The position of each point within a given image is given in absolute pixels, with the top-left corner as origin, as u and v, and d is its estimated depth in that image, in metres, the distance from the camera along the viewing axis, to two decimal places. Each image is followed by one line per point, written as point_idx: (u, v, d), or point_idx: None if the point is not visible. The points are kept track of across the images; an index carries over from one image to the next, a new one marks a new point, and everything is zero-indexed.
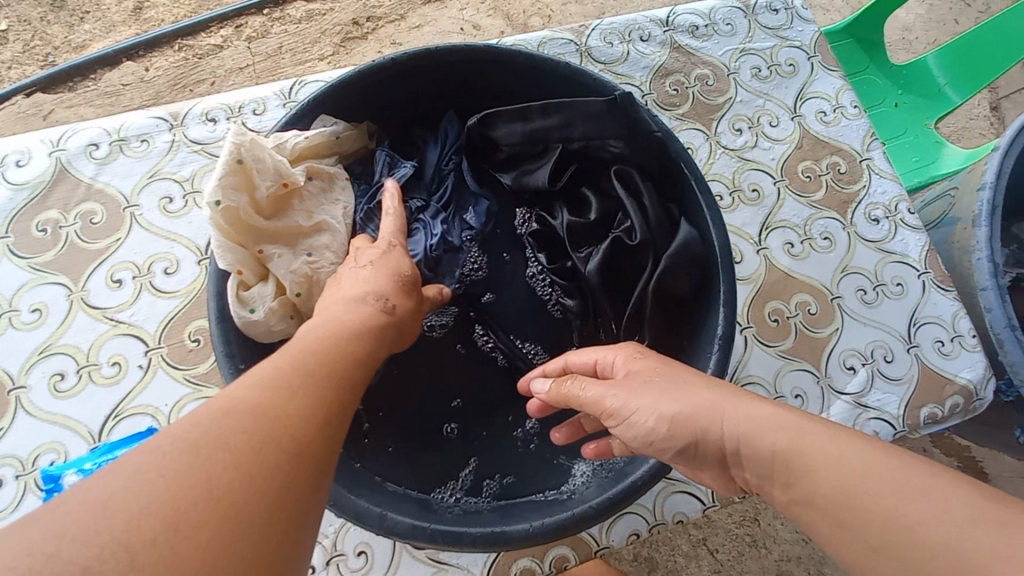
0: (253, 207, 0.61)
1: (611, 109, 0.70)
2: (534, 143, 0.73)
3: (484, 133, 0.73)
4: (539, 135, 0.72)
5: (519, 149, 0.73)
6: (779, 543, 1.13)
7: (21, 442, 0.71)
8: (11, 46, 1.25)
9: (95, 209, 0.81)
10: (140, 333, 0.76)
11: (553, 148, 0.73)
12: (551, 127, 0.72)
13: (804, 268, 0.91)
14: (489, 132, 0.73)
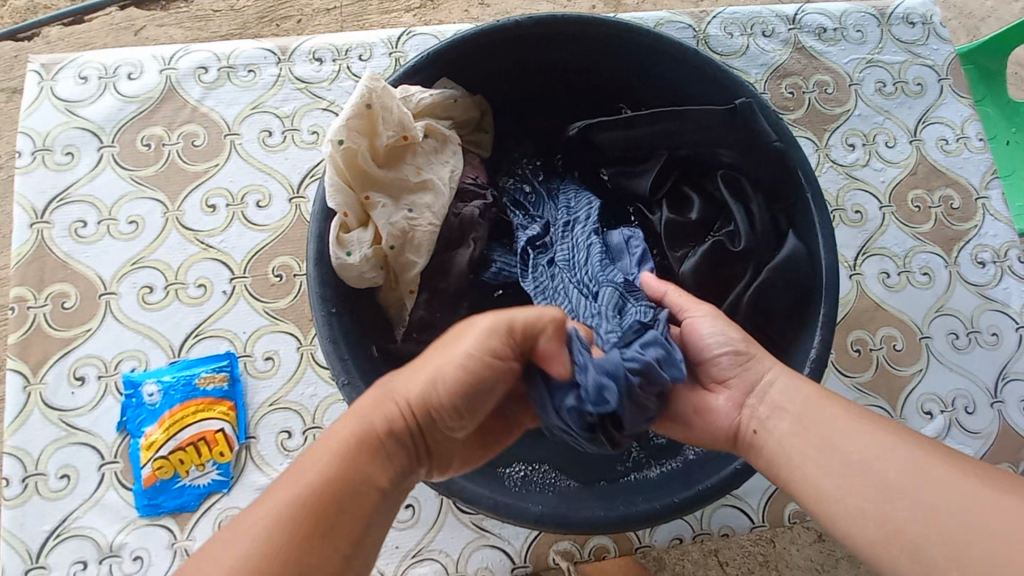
0: (371, 153, 0.62)
1: (731, 118, 0.65)
2: (638, 148, 0.69)
3: (587, 137, 0.71)
4: (644, 139, 0.69)
5: (621, 153, 0.70)
6: (792, 567, 0.94)
7: (106, 346, 0.74)
8: None
9: (198, 131, 0.82)
10: (226, 260, 0.78)
11: (660, 155, 0.69)
12: (660, 130, 0.68)
13: (895, 301, 0.86)
14: (592, 136, 0.70)
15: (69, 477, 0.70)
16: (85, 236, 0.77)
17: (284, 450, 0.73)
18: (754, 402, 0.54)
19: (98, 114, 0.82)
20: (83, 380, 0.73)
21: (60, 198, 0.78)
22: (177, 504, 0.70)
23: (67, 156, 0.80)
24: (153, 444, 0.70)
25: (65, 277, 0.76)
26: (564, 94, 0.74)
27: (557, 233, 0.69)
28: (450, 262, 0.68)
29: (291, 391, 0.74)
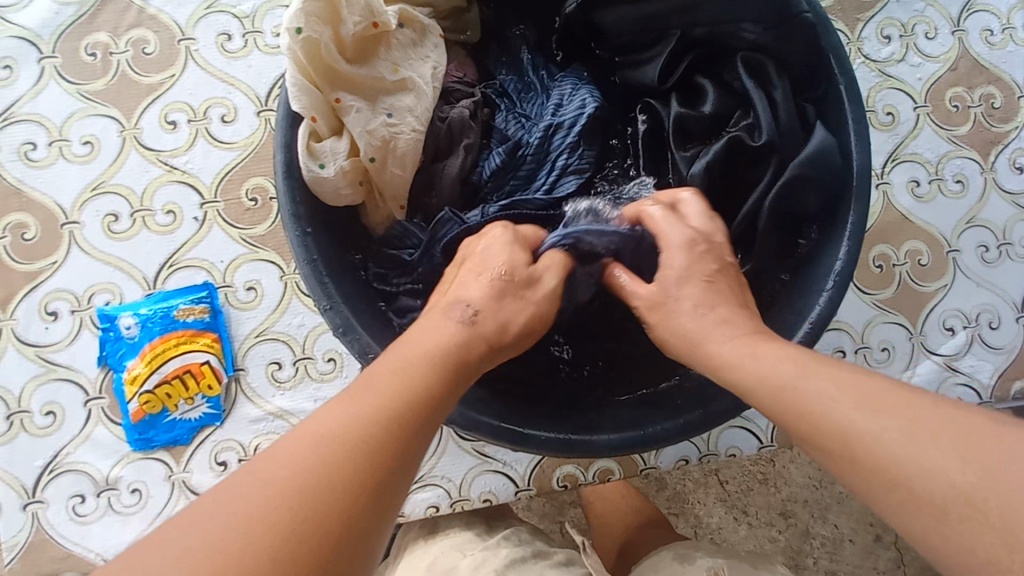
0: (336, 45, 0.54)
1: None
2: (647, 30, 0.61)
3: (589, 20, 0.62)
4: (655, 17, 0.60)
5: (629, 35, 0.61)
6: (791, 484, 0.93)
7: (75, 279, 0.69)
8: None
9: (148, 37, 0.72)
10: (194, 183, 0.71)
11: (672, 36, 0.60)
12: (673, 7, 0.59)
13: (924, 213, 0.80)
14: (593, 19, 0.62)
15: (55, 414, 0.67)
16: (37, 160, 0.70)
17: (275, 381, 0.70)
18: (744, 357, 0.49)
19: (32, 19, 0.72)
20: (55, 315, 0.68)
21: (3, 118, 0.71)
22: (169, 438, 0.68)
23: (4, 70, 0.71)
24: (137, 379, 0.67)
25: (22, 206, 0.70)
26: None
27: (535, 136, 0.62)
28: (437, 176, 0.61)
29: (277, 322, 0.70)
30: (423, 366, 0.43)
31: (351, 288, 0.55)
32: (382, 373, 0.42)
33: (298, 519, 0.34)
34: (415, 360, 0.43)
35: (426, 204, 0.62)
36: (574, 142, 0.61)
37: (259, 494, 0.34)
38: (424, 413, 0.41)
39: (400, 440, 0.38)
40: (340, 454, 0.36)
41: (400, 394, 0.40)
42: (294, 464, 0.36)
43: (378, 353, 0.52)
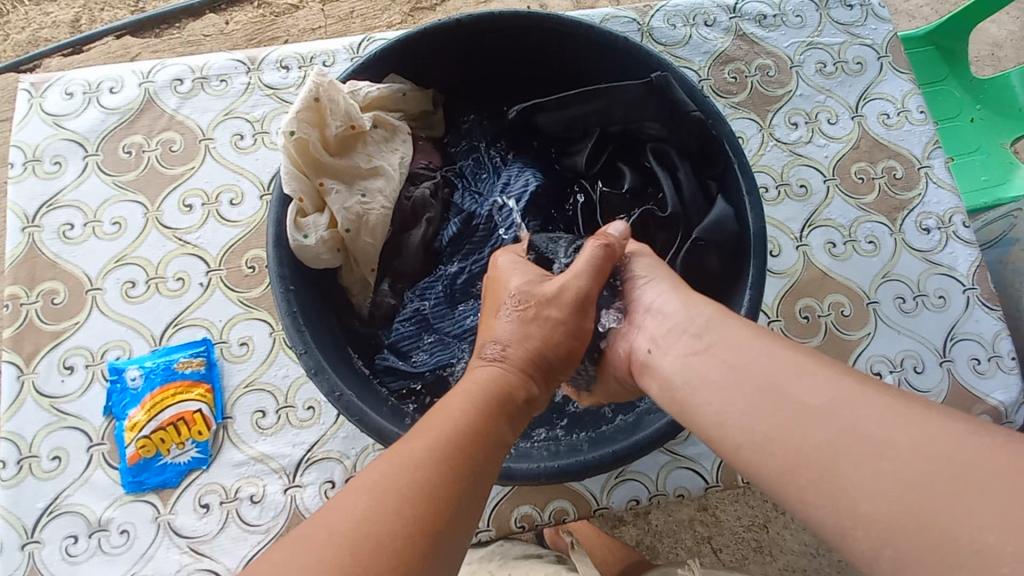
0: (321, 143, 0.68)
1: (649, 93, 0.70)
2: (573, 128, 0.75)
3: (527, 122, 0.77)
4: (577, 118, 0.74)
5: (560, 132, 0.76)
6: (786, 552, 0.97)
7: (92, 337, 0.79)
8: None
9: (175, 138, 0.88)
10: (202, 254, 0.83)
11: (593, 132, 0.75)
12: (589, 112, 0.73)
13: (842, 269, 0.90)
14: (530, 120, 0.77)
15: (60, 459, 0.75)
16: (73, 238, 0.83)
17: (259, 428, 0.77)
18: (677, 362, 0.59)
19: (82, 126, 0.88)
20: (72, 369, 0.78)
21: (50, 203, 0.85)
22: (159, 481, 0.75)
23: (55, 165, 0.86)
24: (136, 425, 0.75)
25: (54, 275, 0.82)
26: (505, 87, 0.80)
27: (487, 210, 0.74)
28: (404, 245, 0.73)
29: (265, 373, 0.80)
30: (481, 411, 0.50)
31: (325, 337, 0.65)
32: (437, 420, 0.48)
33: (375, 551, 0.39)
34: (466, 404, 0.50)
35: (394, 269, 0.73)
36: (520, 215, 0.73)
37: (334, 535, 0.40)
38: (482, 448, 0.48)
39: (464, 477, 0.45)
40: (407, 492, 0.42)
41: (455, 435, 0.47)
42: (363, 498, 0.42)
43: (344, 391, 0.61)
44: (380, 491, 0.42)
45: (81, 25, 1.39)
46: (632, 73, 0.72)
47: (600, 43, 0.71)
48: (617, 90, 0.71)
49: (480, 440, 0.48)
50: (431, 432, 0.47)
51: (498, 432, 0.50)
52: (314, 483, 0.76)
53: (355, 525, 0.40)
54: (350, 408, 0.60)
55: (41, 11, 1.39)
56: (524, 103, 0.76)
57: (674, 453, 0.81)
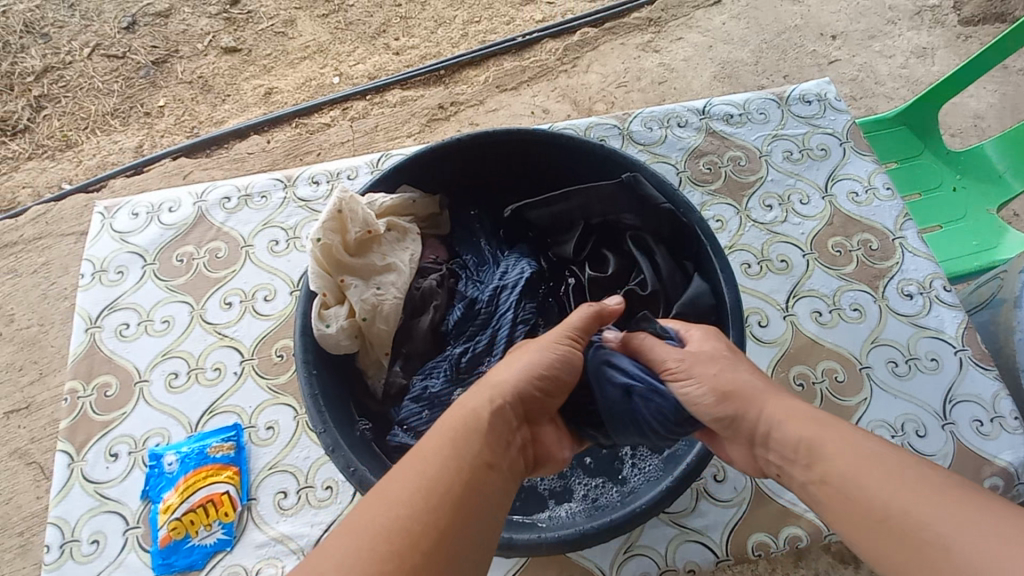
0: (343, 246, 0.79)
1: (621, 190, 0.81)
2: (560, 222, 0.86)
3: (520, 218, 0.88)
4: (562, 213, 0.85)
5: (549, 226, 0.87)
6: None
7: (137, 425, 0.88)
8: (167, 120, 1.67)
9: (220, 246, 1.02)
10: (238, 346, 0.93)
11: (578, 224, 0.85)
12: (572, 208, 0.84)
13: (831, 336, 0.94)
14: (523, 217, 0.88)
15: (98, 542, 0.80)
16: (128, 335, 0.95)
17: (280, 508, 0.82)
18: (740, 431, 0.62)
19: (143, 240, 1.03)
20: (116, 456, 0.86)
21: (111, 306, 0.98)
22: (187, 563, 0.79)
23: (119, 274, 1.00)
24: (170, 508, 0.81)
25: (109, 370, 0.92)
26: (500, 190, 0.91)
27: (486, 295, 0.82)
28: (414, 330, 0.82)
29: (288, 455, 0.86)
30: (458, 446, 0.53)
31: (343, 417, 0.72)
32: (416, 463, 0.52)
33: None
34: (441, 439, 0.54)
35: (405, 352, 0.82)
36: (516, 297, 0.81)
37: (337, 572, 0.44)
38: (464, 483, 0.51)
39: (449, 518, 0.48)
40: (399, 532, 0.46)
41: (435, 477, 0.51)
42: (354, 543, 0.46)
43: (358, 465, 0.67)
44: (370, 535, 0.46)
45: (143, 149, 1.62)
46: (607, 174, 0.83)
47: (577, 150, 0.83)
48: (593, 189, 0.83)
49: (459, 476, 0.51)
50: (417, 470, 0.51)
51: (484, 458, 0.53)
52: None
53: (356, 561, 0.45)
54: (364, 482, 0.66)
55: (110, 140, 1.64)
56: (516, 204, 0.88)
57: (682, 526, 0.81)
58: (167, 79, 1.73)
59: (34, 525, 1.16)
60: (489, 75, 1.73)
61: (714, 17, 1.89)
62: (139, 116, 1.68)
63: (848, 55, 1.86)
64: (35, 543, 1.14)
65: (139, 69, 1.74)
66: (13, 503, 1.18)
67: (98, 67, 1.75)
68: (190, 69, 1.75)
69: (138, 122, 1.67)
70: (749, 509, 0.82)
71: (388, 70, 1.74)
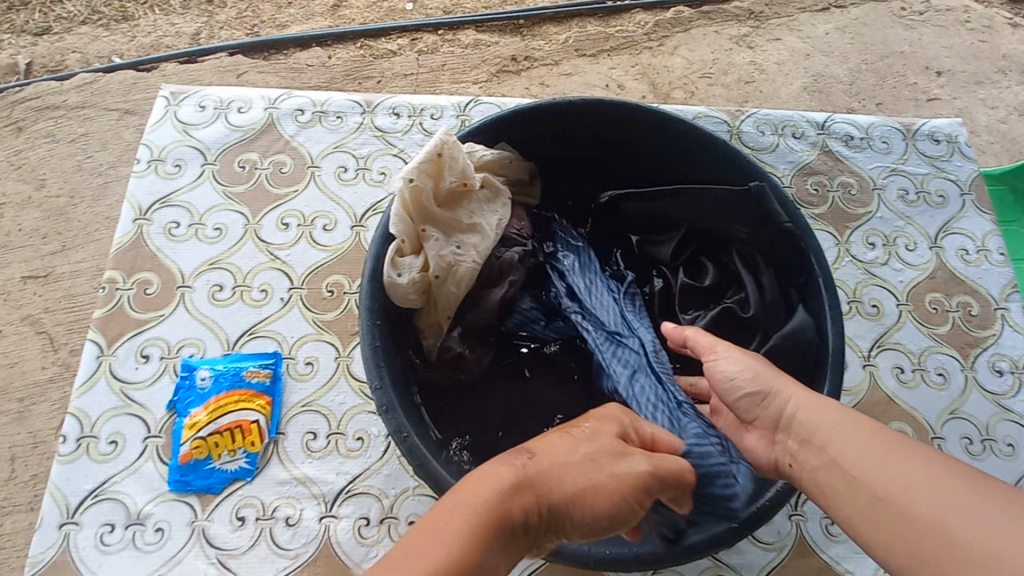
0: (434, 194, 0.73)
1: (744, 199, 0.74)
2: (661, 220, 0.79)
3: (617, 207, 0.81)
4: (666, 211, 0.78)
5: (646, 221, 0.80)
6: None
7: (172, 331, 0.83)
8: (229, 13, 1.57)
9: (286, 161, 0.95)
10: (289, 272, 0.88)
11: (681, 226, 0.79)
12: (679, 207, 0.78)
13: (908, 397, 0.88)
14: (619, 207, 0.81)
15: (116, 443, 0.77)
16: (176, 235, 0.89)
17: (308, 450, 0.79)
18: (782, 437, 0.62)
19: (206, 137, 0.96)
20: (147, 358, 0.82)
21: (163, 200, 0.92)
22: (203, 485, 0.76)
23: (175, 168, 0.94)
24: (195, 425, 0.78)
25: (152, 268, 0.87)
26: (597, 168, 0.84)
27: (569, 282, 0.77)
28: (483, 300, 0.76)
29: (323, 396, 0.82)
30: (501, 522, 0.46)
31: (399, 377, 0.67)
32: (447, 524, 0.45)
33: None
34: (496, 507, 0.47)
35: (468, 319, 0.76)
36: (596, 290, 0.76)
37: None
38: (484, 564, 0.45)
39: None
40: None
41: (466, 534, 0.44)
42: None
43: (410, 433, 0.62)
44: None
45: (200, 38, 1.53)
46: (724, 178, 0.76)
47: (700, 143, 0.76)
48: (710, 192, 0.76)
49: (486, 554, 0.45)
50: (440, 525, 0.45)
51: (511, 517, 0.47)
52: (352, 516, 0.76)
53: None
54: (414, 453, 0.62)
55: (170, 21, 1.55)
56: (615, 192, 0.81)
57: (716, 559, 0.78)
58: None
59: (35, 394, 1.11)
60: (570, 36, 1.61)
61: (819, 25, 1.74)
62: (201, 3, 1.58)
63: (949, 95, 1.71)
64: (34, 412, 1.09)
65: None
66: (17, 369, 1.14)
67: None
68: None
69: (198, 8, 1.57)
70: (788, 557, 0.78)
71: (465, 8, 1.62)
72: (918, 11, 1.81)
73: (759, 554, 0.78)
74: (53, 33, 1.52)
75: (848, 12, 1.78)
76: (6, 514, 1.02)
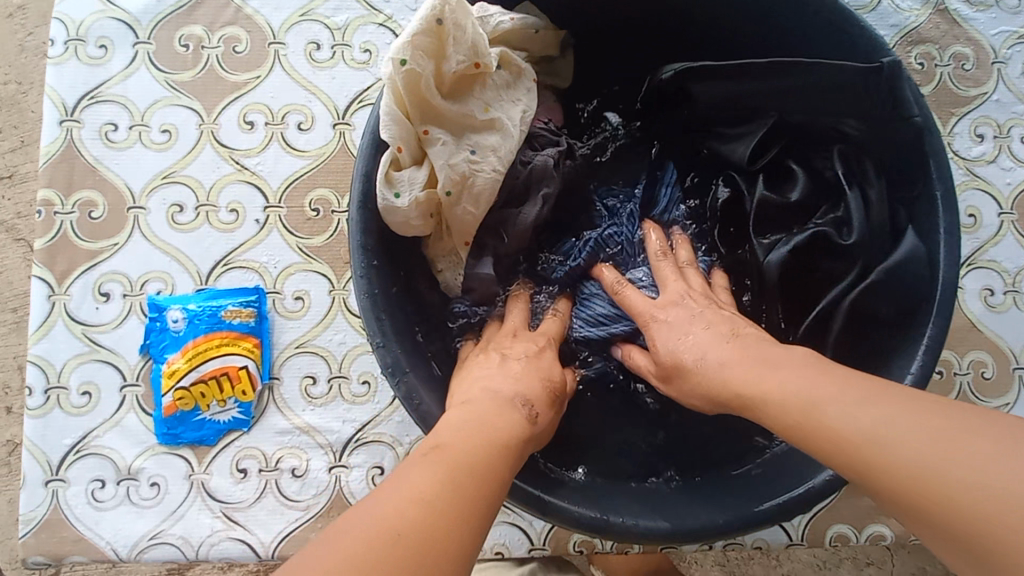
0: (435, 79, 0.54)
1: (862, 82, 0.55)
2: (740, 108, 0.61)
3: (681, 89, 0.62)
4: (750, 96, 0.60)
5: (720, 109, 0.62)
6: None
7: (132, 264, 0.69)
8: None
9: (241, 36, 0.73)
10: (262, 186, 0.71)
11: (766, 118, 0.62)
12: (769, 93, 0.59)
13: (995, 323, 0.76)
14: (686, 88, 0.62)
15: (91, 395, 0.67)
16: (116, 142, 0.71)
17: (307, 396, 0.69)
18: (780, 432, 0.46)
19: (133, 4, 0.73)
20: (108, 296, 0.69)
21: (92, 95, 0.72)
22: (195, 437, 0.68)
23: (100, 50, 0.72)
24: (175, 373, 0.67)
25: (93, 184, 0.70)
26: (657, 38, 0.63)
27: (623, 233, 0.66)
28: (508, 220, 0.61)
29: (319, 336, 0.70)
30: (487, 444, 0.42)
31: (406, 327, 0.54)
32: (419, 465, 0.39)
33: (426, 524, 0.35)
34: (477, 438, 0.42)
35: (491, 245, 0.62)
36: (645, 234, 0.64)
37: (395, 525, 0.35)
38: (486, 493, 0.39)
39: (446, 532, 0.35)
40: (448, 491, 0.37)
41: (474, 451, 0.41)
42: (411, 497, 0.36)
43: (424, 400, 0.51)
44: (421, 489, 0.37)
45: None
46: (835, 50, 0.56)
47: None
48: (815, 71, 0.57)
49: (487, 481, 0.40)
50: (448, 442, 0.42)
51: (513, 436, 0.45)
52: (364, 467, 0.69)
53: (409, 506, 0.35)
54: (430, 422, 0.51)
55: None
56: (680, 67, 0.62)
57: None
58: None
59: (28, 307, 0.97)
60: None
61: None
62: None
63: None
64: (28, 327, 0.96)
65: None
66: None
67: None
68: None
69: None
70: (839, 498, 0.72)
71: None
72: None
73: None
74: None
75: None
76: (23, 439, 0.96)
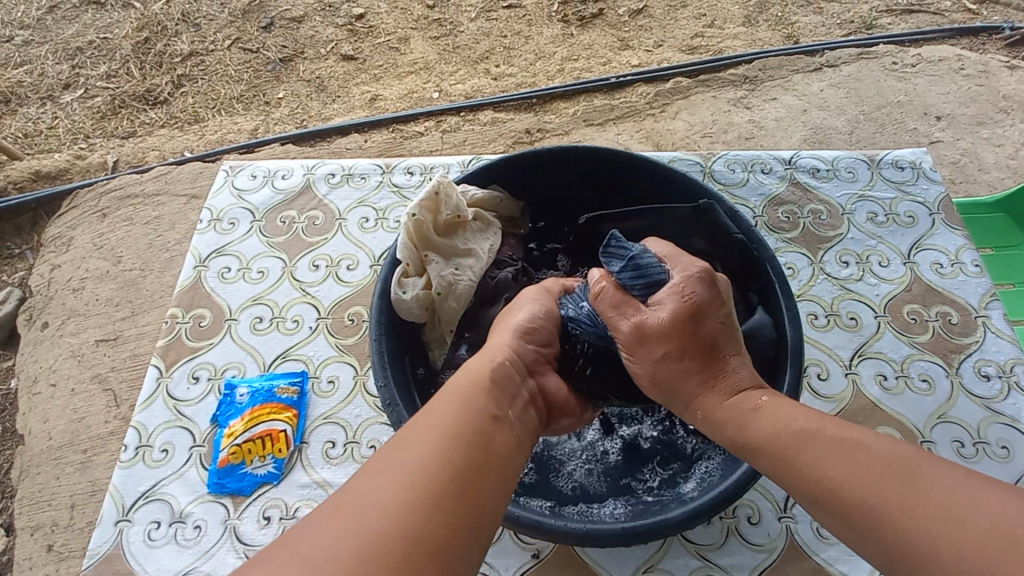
0: (432, 225, 0.87)
1: (697, 214, 0.87)
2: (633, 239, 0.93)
3: (594, 229, 0.96)
4: (636, 230, 0.93)
5: None
6: None
7: (219, 356, 0.98)
8: (282, 111, 1.87)
9: (319, 215, 1.13)
10: (317, 304, 1.03)
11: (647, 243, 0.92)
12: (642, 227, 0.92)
13: (894, 403, 0.91)
14: (597, 230, 0.96)
15: (168, 452, 0.90)
16: (227, 278, 1.06)
17: (327, 457, 0.89)
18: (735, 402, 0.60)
19: (256, 199, 1.16)
20: (197, 379, 0.96)
21: (218, 251, 1.10)
22: (236, 487, 0.86)
23: (230, 225, 1.13)
24: (234, 433, 0.90)
25: (206, 304, 1.03)
26: (575, 199, 0.97)
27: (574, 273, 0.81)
28: (480, 319, 0.90)
29: (342, 410, 0.93)
30: (438, 427, 0.51)
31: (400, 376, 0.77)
32: (393, 459, 0.48)
33: (420, 485, 0.46)
34: (451, 419, 0.52)
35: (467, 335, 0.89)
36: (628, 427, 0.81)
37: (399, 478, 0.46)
38: (461, 461, 0.49)
39: (440, 513, 0.44)
40: (436, 461, 0.48)
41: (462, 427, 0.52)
42: (396, 466, 0.47)
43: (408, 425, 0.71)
44: (415, 465, 0.47)
45: (258, 132, 1.80)
46: (678, 197, 0.88)
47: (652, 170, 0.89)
48: (669, 211, 0.89)
49: (447, 476, 0.47)
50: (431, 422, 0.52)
51: (493, 410, 0.55)
52: None
53: (409, 468, 0.47)
54: None
55: (232, 121, 1.85)
56: (592, 213, 0.96)
57: (709, 561, 0.81)
58: (289, 75, 1.97)
59: (96, 446, 1.19)
60: (578, 109, 1.81)
61: (813, 83, 1.88)
62: (260, 104, 1.89)
63: (952, 137, 1.79)
64: (94, 462, 1.16)
65: (268, 64, 2.00)
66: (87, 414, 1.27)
67: (236, 58, 2.01)
68: (311, 69, 1.98)
69: (258, 108, 1.88)
70: (779, 560, 0.81)
71: (484, 92, 1.87)
72: (911, 64, 1.93)
73: (751, 555, 0.81)
74: (136, 135, 1.82)
75: (840, 69, 1.92)
76: (65, 558, 1.08)
